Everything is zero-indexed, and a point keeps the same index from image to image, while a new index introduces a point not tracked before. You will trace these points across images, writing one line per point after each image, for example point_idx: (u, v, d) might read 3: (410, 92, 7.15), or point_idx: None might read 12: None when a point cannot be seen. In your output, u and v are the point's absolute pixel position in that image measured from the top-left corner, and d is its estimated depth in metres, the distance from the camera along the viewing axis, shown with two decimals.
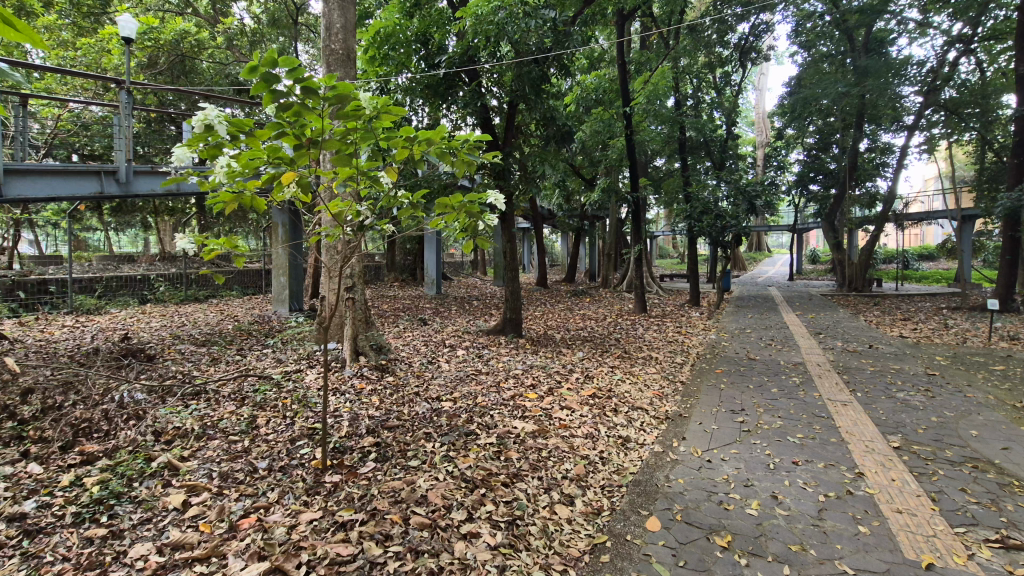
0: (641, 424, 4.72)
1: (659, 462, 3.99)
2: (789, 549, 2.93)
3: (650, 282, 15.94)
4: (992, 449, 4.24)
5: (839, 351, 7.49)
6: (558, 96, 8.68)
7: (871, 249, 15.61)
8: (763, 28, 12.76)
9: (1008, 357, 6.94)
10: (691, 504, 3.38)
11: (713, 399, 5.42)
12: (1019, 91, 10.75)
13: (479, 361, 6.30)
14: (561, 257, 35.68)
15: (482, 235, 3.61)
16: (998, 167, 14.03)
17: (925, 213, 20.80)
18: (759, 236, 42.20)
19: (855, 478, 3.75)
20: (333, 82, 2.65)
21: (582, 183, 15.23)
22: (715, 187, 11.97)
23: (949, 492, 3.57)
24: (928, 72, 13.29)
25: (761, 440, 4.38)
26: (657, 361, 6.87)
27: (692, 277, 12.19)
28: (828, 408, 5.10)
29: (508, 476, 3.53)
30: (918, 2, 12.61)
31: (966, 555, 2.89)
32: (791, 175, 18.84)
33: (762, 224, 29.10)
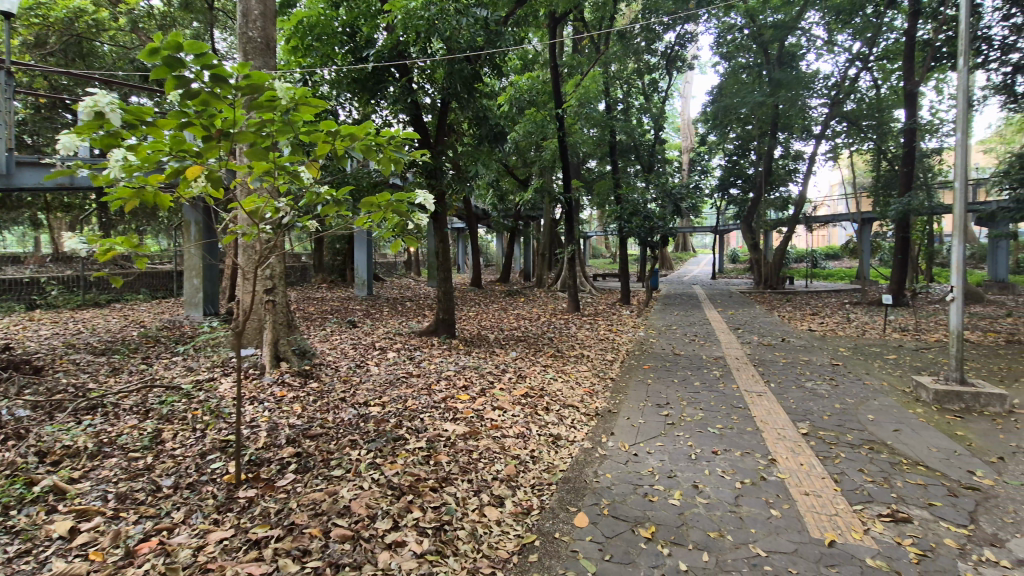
0: (572, 421, 4.79)
1: (588, 458, 4.05)
2: (709, 536, 3.05)
3: (584, 281, 16.32)
4: (885, 432, 4.64)
5: (755, 345, 7.97)
6: (492, 95, 8.66)
7: (784, 249, 16.75)
8: (688, 37, 13.43)
9: (899, 347, 7.65)
10: (618, 497, 3.45)
11: (640, 394, 5.60)
12: (908, 106, 11.84)
13: (410, 363, 6.16)
14: (497, 257, 35.93)
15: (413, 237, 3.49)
16: (891, 174, 15.52)
17: (830, 216, 22.65)
18: (684, 237, 44.56)
19: (768, 464, 3.98)
20: (246, 70, 2.46)
21: (517, 183, 15.34)
22: (644, 189, 12.43)
23: (850, 473, 3.87)
24: (833, 86, 14.49)
25: (683, 432, 4.56)
26: (589, 358, 7.00)
27: (622, 277, 12.55)
28: (745, 399, 5.41)
29: (437, 481, 3.45)
30: (824, 21, 13.75)
31: (862, 530, 3.14)
32: (714, 179, 19.88)
33: (687, 225, 30.55)
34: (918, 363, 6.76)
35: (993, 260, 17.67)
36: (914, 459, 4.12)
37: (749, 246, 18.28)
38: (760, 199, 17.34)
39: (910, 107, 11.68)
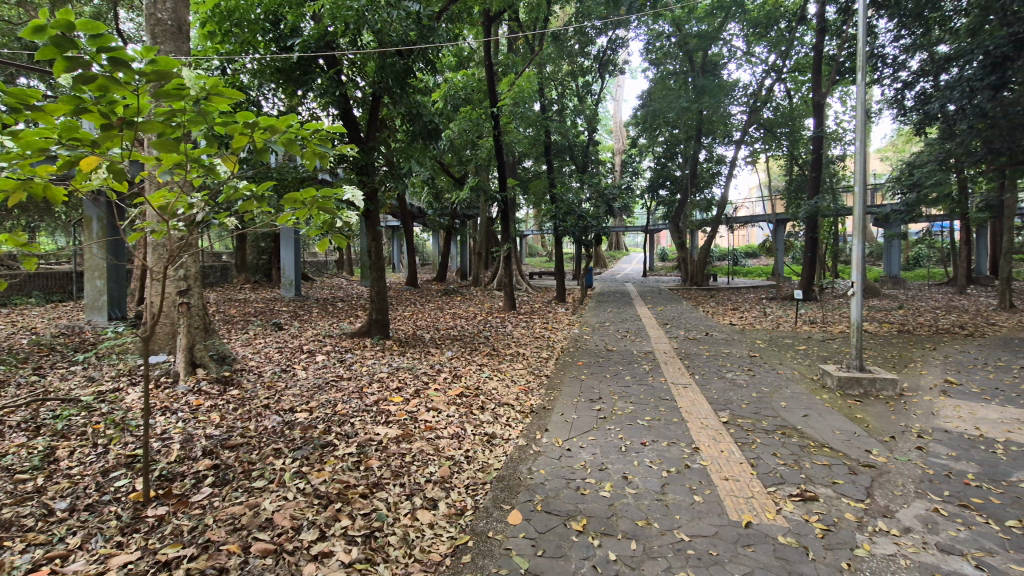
0: (507, 420, 4.81)
1: (522, 455, 4.08)
2: (637, 525, 3.16)
3: (520, 279, 16.46)
4: (796, 417, 5.01)
5: (681, 339, 8.35)
6: (426, 91, 8.52)
7: (708, 248, 17.67)
8: (619, 43, 13.86)
9: (808, 338, 8.29)
10: (551, 493, 3.50)
11: (574, 390, 5.71)
12: (816, 116, 12.83)
13: (341, 366, 5.95)
14: (433, 256, 35.55)
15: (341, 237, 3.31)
16: (802, 179, 16.78)
17: (749, 217, 24.15)
18: (616, 236, 46.10)
19: (692, 453, 4.18)
20: (151, 55, 2.25)
21: (452, 181, 15.20)
22: (578, 190, 12.69)
23: (764, 457, 4.14)
24: (751, 95, 15.43)
25: (614, 425, 4.70)
26: (524, 357, 7.06)
27: (557, 275, 12.77)
28: (671, 391, 5.66)
29: (367, 486, 3.35)
30: (743, 33, 14.62)
31: (775, 511, 3.37)
32: (644, 180, 20.63)
33: (619, 224, 31.56)
34: (824, 352, 7.35)
35: (887, 257, 19.58)
36: (821, 442, 4.48)
37: (677, 246, 19.15)
38: (686, 201, 18.17)
39: (818, 117, 12.64)
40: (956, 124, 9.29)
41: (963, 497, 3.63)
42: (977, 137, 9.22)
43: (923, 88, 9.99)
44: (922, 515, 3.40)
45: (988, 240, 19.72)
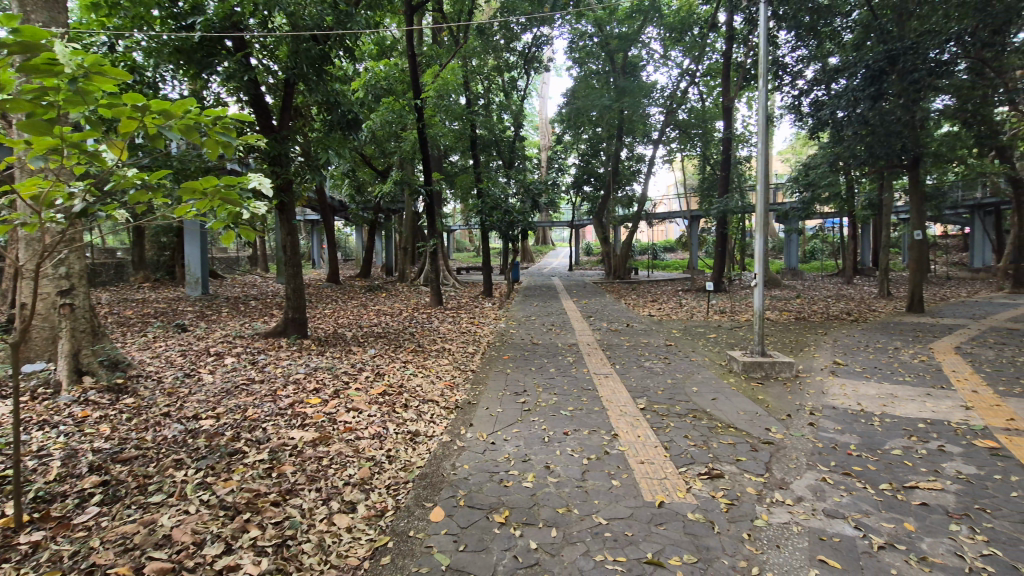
0: (431, 416, 4.76)
1: (446, 451, 4.06)
2: (557, 512, 3.24)
3: (447, 275, 16.32)
4: (706, 401, 5.34)
5: (604, 331, 8.64)
6: (345, 80, 8.19)
7: (629, 243, 18.39)
8: (543, 40, 14.10)
9: (718, 327, 8.85)
10: (474, 487, 3.50)
11: (499, 383, 5.75)
12: (726, 119, 13.66)
13: (253, 368, 5.61)
14: (357, 251, 34.42)
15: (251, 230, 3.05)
16: (714, 178, 17.88)
17: (667, 213, 25.39)
18: (543, 231, 47.03)
19: (612, 440, 4.34)
20: (11, 24, 1.96)
21: (375, 173, 14.74)
22: (505, 185, 12.75)
23: (677, 440, 4.38)
24: (668, 97, 16.21)
25: (538, 417, 4.78)
26: (450, 352, 7.01)
27: (484, 270, 12.76)
28: (593, 381, 5.84)
29: (280, 494, 3.19)
30: (660, 37, 15.30)
31: (685, 490, 3.58)
32: (569, 177, 21.07)
33: (545, 220, 32.16)
34: (731, 340, 7.89)
35: (787, 251, 21.37)
36: (727, 422, 4.81)
37: (601, 240, 19.76)
38: (609, 197, 18.78)
39: (727, 119, 13.46)
40: (843, 130, 10.24)
41: (847, 466, 4.04)
42: (861, 142, 10.34)
43: (816, 96, 10.83)
44: (812, 484, 3.74)
45: (871, 235, 22.00)
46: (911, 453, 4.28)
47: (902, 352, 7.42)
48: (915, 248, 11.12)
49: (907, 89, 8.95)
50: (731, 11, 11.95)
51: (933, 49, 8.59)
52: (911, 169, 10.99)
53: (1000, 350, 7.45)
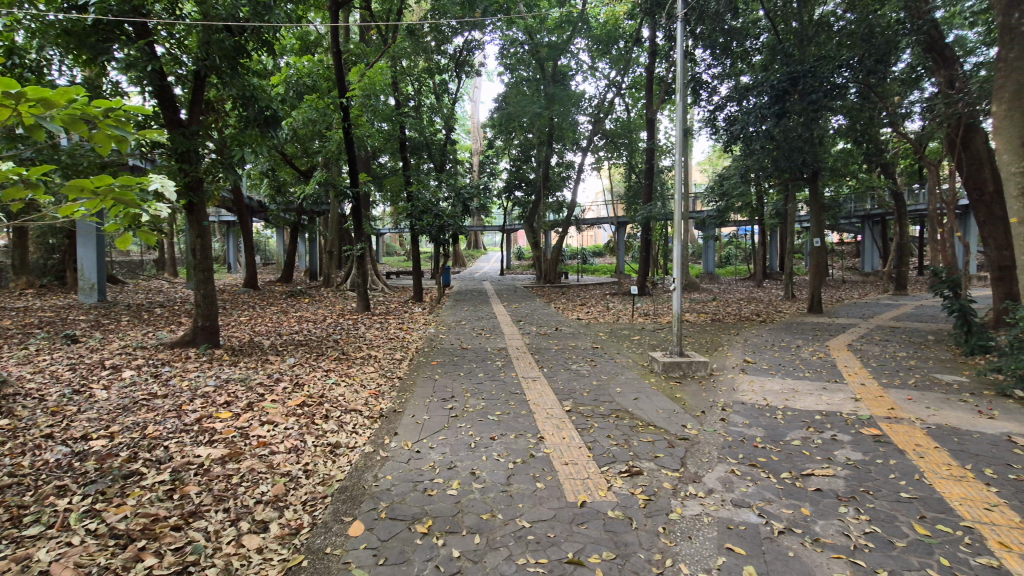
0: (353, 427, 4.61)
1: (368, 462, 3.94)
2: (481, 518, 3.23)
3: (376, 279, 15.91)
4: (628, 401, 5.55)
5: (533, 335, 8.76)
6: (263, 74, 7.79)
7: (559, 247, 18.79)
8: (474, 44, 14.18)
9: (641, 329, 9.23)
10: (396, 498, 3.42)
11: (427, 390, 5.67)
12: (650, 130, 14.29)
13: (155, 382, 5.18)
14: (278, 254, 32.78)
15: (156, 235, 2.64)
16: (639, 186, 18.68)
17: (595, 219, 26.20)
18: (475, 235, 47.21)
19: (538, 442, 4.40)
20: None
21: (297, 173, 14.09)
22: (435, 188, 12.59)
23: (600, 440, 4.51)
24: (595, 106, 16.76)
25: (465, 423, 4.76)
26: (376, 359, 6.84)
27: (415, 275, 12.56)
28: (521, 385, 5.91)
29: (182, 517, 2.97)
30: (588, 49, 15.80)
31: (606, 488, 3.69)
32: (501, 181, 21.23)
33: (478, 224, 32.20)
34: (653, 341, 8.26)
35: (705, 256, 22.70)
36: (647, 421, 5.02)
37: (532, 245, 20.03)
38: (539, 202, 19.12)
39: (650, 131, 14.09)
40: (753, 143, 11.03)
41: (753, 458, 4.34)
42: (768, 156, 11.22)
43: (729, 111, 11.58)
44: (722, 476, 3.98)
45: (778, 242, 23.82)
46: (808, 442, 4.67)
47: (803, 350, 8.09)
48: (815, 254, 12.17)
49: (807, 108, 9.75)
50: (653, 27, 12.55)
51: (829, 73, 9.47)
52: (811, 182, 12.03)
53: (884, 347, 8.31)
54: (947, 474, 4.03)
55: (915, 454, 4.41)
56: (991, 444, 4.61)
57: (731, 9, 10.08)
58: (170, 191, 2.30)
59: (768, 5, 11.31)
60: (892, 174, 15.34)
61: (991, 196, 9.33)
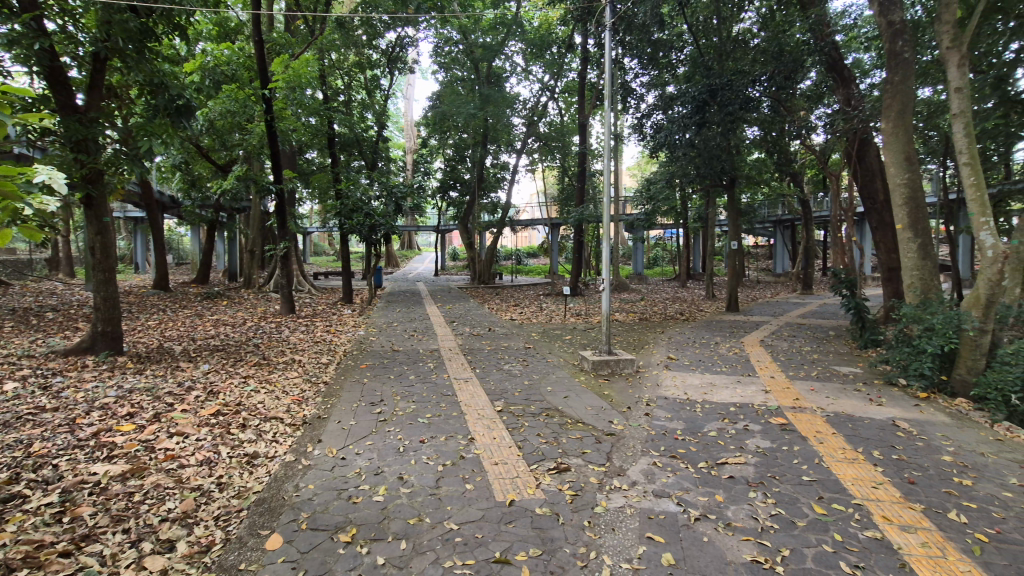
0: (273, 435, 4.39)
1: (289, 472, 3.77)
2: (408, 523, 3.18)
3: (303, 280, 15.23)
4: (558, 399, 5.67)
5: (466, 336, 8.74)
6: (176, 60, 7.26)
7: (494, 248, 18.86)
8: (407, 41, 13.97)
9: (572, 329, 9.45)
10: (319, 507, 3.30)
11: (354, 394, 5.50)
12: (582, 134, 14.67)
13: (43, 395, 4.68)
14: (192, 253, 30.59)
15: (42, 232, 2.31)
16: (572, 188, 19.12)
17: (530, 220, 26.52)
18: (409, 235, 46.57)
19: (468, 443, 4.39)
20: None
21: (214, 167, 13.23)
22: (367, 187, 12.25)
23: (530, 438, 4.58)
24: (530, 109, 17.00)
25: (394, 427, 4.67)
26: (300, 364, 6.54)
27: (344, 275, 12.15)
28: (453, 387, 5.87)
29: (72, 542, 2.72)
30: (522, 52, 15.97)
31: (535, 486, 3.75)
32: (435, 181, 21.00)
33: (412, 224, 31.66)
34: (584, 341, 8.50)
35: (635, 257, 23.61)
36: (576, 418, 5.15)
37: (467, 246, 19.96)
38: (474, 203, 19.11)
39: (582, 135, 14.43)
40: (676, 150, 11.57)
41: (673, 450, 4.57)
42: (691, 163, 11.85)
43: (655, 119, 12.11)
44: (645, 469, 4.16)
45: (701, 244, 25.17)
46: (723, 433, 4.97)
47: (721, 346, 8.60)
48: (732, 256, 12.97)
49: (724, 119, 10.39)
50: (584, 34, 12.88)
51: (744, 87, 10.13)
52: (729, 188, 12.83)
53: (791, 342, 9.02)
54: (842, 457, 4.44)
55: (815, 440, 4.82)
56: (879, 428, 5.12)
57: (657, 21, 10.50)
58: (60, 183, 2.02)
59: (690, 20, 11.94)
60: (799, 183, 16.66)
61: (882, 205, 10.29)
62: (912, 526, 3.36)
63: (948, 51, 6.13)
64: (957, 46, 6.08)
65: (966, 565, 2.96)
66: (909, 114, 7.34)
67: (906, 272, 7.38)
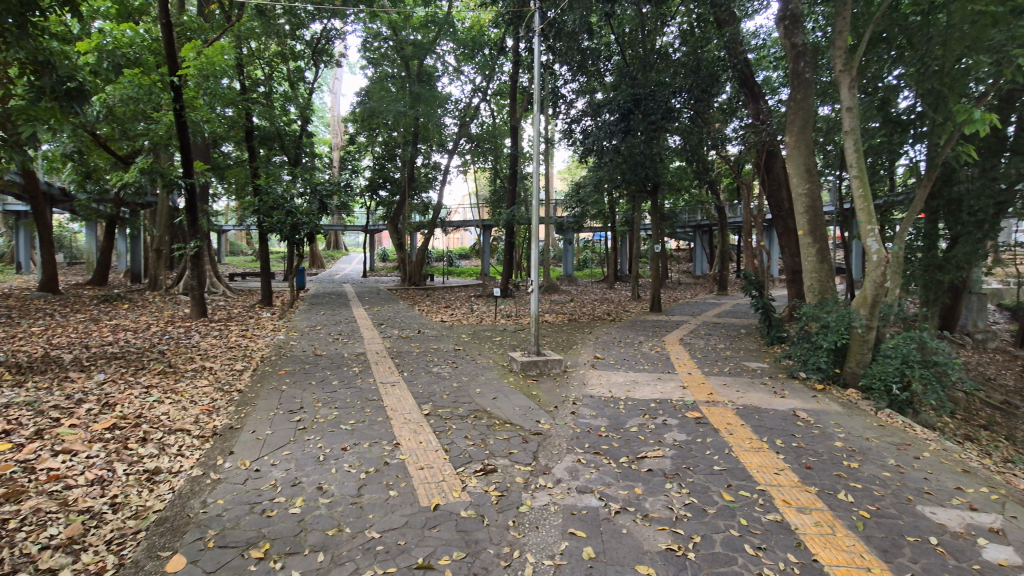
0: (178, 449, 4.09)
1: (196, 487, 3.53)
2: (327, 534, 3.07)
3: (217, 281, 14.28)
4: (487, 400, 5.69)
5: (394, 339, 8.55)
6: (65, 39, 6.55)
7: (425, 249, 18.65)
8: (334, 33, 13.51)
9: (502, 330, 9.52)
10: (229, 523, 3.11)
11: (271, 402, 5.23)
12: (513, 137, 14.81)
13: None
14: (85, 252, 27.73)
15: None
16: (503, 190, 19.29)
17: (462, 221, 26.42)
18: (334, 234, 45.29)
19: (393, 449, 4.30)
20: None
21: (114, 158, 12.08)
22: (290, 183, 11.69)
23: (457, 441, 4.55)
24: (461, 110, 16.95)
25: (314, 435, 4.48)
26: (210, 372, 6.13)
27: (264, 276, 11.52)
28: (378, 391, 5.72)
29: None
30: (453, 52, 15.93)
31: (461, 489, 3.73)
32: (363, 179, 20.41)
33: (338, 223, 30.61)
34: (513, 342, 8.58)
35: (565, 258, 24.13)
36: (504, 419, 5.20)
37: (396, 246, 19.56)
38: (404, 203, 18.76)
39: (513, 138, 14.56)
40: (604, 156, 11.95)
41: (597, 446, 4.72)
42: (617, 168, 12.31)
43: (583, 125, 12.45)
44: (570, 466, 4.26)
45: (628, 247, 26.16)
46: (644, 428, 5.20)
47: (644, 345, 8.99)
48: (655, 259, 13.61)
49: (647, 127, 10.87)
50: (515, 37, 13.01)
51: (665, 98, 10.64)
52: (652, 194, 13.44)
53: (707, 341, 9.59)
54: (749, 447, 4.77)
55: (726, 431, 5.16)
56: (781, 419, 5.56)
57: (585, 29, 10.76)
58: None
59: (617, 31, 12.39)
60: (715, 191, 17.77)
61: (786, 212, 11.17)
62: (808, 507, 3.67)
63: (842, 73, 6.75)
64: (848, 69, 6.72)
65: (852, 540, 3.28)
66: (809, 130, 8.02)
67: (806, 275, 8.06)
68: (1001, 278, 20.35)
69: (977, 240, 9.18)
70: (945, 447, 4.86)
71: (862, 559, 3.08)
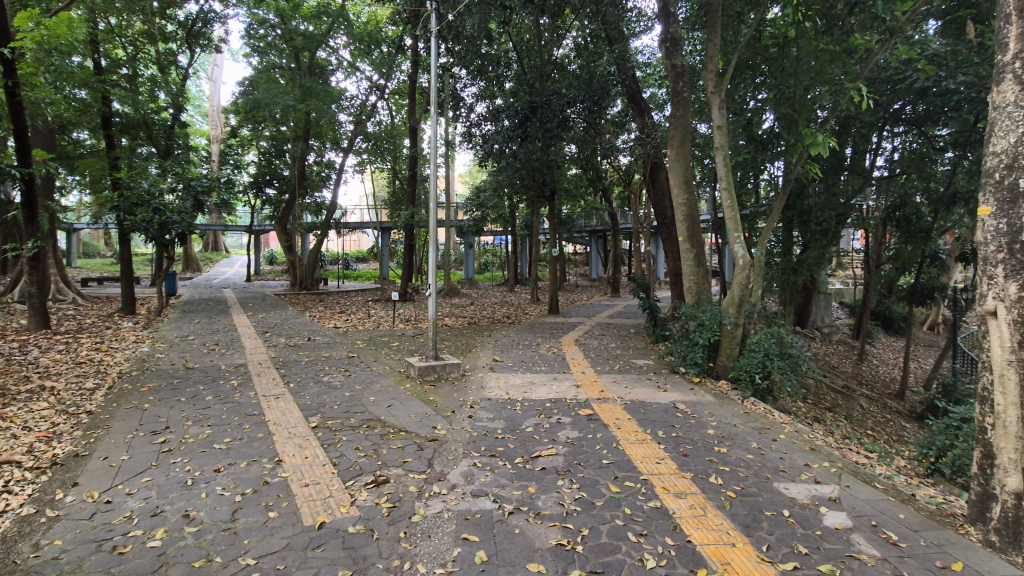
0: (3, 486, 3.50)
1: (26, 528, 3.04)
2: (193, 567, 2.78)
3: (65, 287, 12.50)
4: (381, 409, 5.51)
5: (281, 347, 8.01)
6: None
7: (317, 251, 17.73)
8: (213, 16, 12.38)
9: (399, 336, 9.29)
10: (68, 567, 2.71)
11: (130, 423, 4.66)
12: (412, 137, 14.53)
13: None
14: None
15: None
16: (402, 192, 18.86)
17: (358, 223, 25.46)
18: (213, 236, 41.76)
19: (274, 467, 4.01)
20: None
21: None
22: (157, 177, 10.50)
23: (347, 453, 4.35)
24: (357, 107, 16.34)
25: (181, 457, 4.06)
26: (51, 392, 5.32)
27: (125, 281, 10.22)
28: (260, 405, 5.31)
29: None
30: (348, 47, 15.31)
31: (349, 503, 3.57)
32: (247, 176, 18.91)
33: (219, 223, 28.10)
34: (411, 347, 8.42)
35: (467, 262, 24.15)
36: (398, 427, 5.06)
37: (285, 247, 18.36)
38: (294, 202, 17.66)
39: (412, 139, 14.29)
40: (503, 160, 12.13)
41: (493, 449, 4.75)
42: (517, 173, 12.57)
43: (481, 129, 12.54)
44: (465, 470, 4.26)
45: (528, 250, 26.81)
46: (539, 428, 5.34)
47: (541, 347, 9.24)
48: (552, 263, 14.08)
49: (543, 133, 11.23)
50: (414, 36, 12.82)
51: (561, 107, 11.06)
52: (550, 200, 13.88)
53: (599, 340, 10.10)
54: (634, 439, 5.08)
55: (615, 426, 5.45)
56: (663, 411, 5.99)
57: (483, 35, 10.83)
58: None
59: (516, 40, 12.64)
60: (608, 198, 18.78)
61: (669, 219, 12.07)
62: (683, 493, 3.98)
63: (713, 94, 7.43)
64: (718, 91, 7.43)
65: (719, 519, 3.62)
66: (687, 144, 8.74)
67: (686, 277, 8.78)
68: (842, 279, 23.74)
69: (823, 246, 10.60)
70: (796, 429, 5.53)
71: (728, 537, 3.39)
